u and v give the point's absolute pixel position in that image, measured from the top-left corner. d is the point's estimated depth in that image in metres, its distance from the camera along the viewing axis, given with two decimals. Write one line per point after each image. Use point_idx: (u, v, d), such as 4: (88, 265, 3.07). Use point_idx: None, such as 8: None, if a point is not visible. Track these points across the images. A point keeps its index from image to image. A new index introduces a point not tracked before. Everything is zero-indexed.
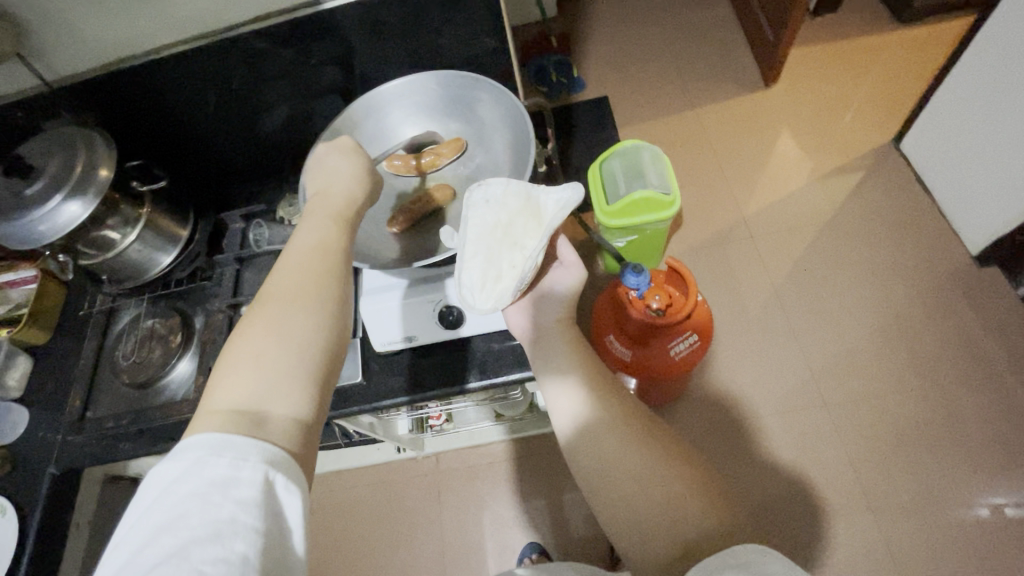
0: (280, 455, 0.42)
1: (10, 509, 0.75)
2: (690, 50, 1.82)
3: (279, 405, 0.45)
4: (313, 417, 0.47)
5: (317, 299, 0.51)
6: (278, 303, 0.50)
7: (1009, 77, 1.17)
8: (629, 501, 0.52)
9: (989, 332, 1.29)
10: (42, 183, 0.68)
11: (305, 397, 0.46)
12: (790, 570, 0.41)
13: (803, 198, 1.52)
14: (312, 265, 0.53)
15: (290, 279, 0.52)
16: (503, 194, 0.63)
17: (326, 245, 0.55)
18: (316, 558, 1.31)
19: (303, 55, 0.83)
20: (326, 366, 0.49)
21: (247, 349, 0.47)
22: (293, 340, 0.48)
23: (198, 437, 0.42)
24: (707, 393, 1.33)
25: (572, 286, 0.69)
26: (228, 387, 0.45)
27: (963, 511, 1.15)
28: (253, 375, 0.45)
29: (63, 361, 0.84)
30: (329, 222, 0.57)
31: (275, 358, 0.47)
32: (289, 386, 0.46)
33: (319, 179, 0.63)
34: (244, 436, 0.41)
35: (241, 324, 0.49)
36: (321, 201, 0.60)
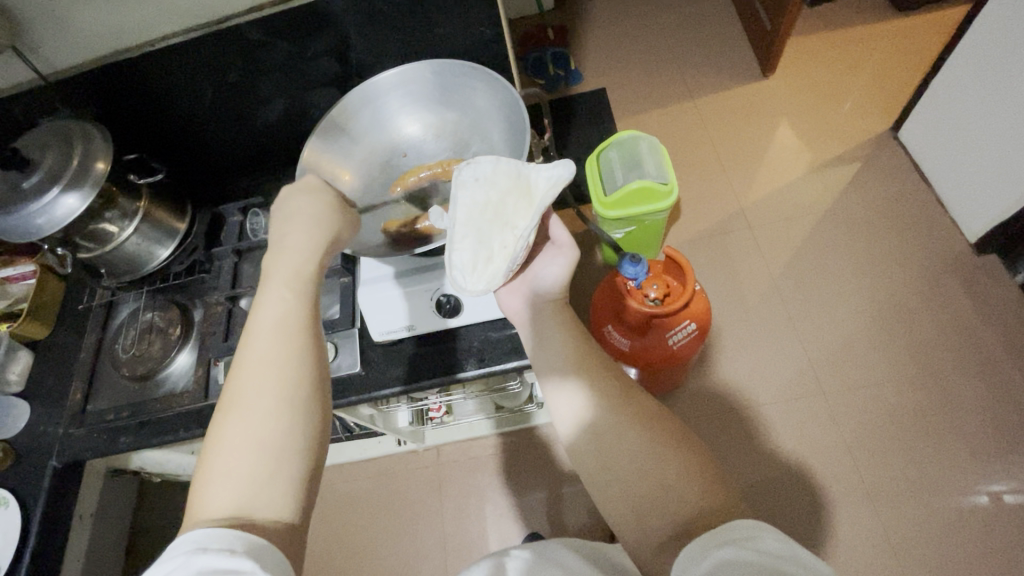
0: (266, 551, 0.43)
1: (13, 501, 0.75)
2: (687, 40, 1.81)
3: (263, 508, 0.46)
4: (298, 514, 0.48)
5: (287, 386, 0.50)
6: (248, 397, 0.50)
7: (1008, 63, 1.17)
8: (625, 486, 0.53)
9: (988, 320, 1.29)
10: (40, 176, 0.68)
11: (288, 497, 0.47)
12: (785, 545, 0.41)
13: (801, 188, 1.52)
14: (278, 346, 0.52)
15: (257, 366, 0.51)
16: (492, 172, 0.62)
17: (289, 321, 0.54)
18: (318, 552, 1.32)
19: (299, 46, 0.83)
20: (307, 454, 0.50)
21: (225, 454, 0.47)
22: (268, 437, 0.48)
23: (190, 533, 0.43)
24: (707, 384, 1.34)
25: (566, 265, 0.68)
26: (210, 500, 0.46)
27: (962, 498, 1.15)
28: (233, 483, 0.46)
29: (63, 355, 0.84)
30: (291, 293, 0.56)
31: (253, 461, 0.47)
32: (270, 491, 0.47)
33: (276, 228, 0.61)
34: (229, 540, 0.42)
35: (216, 424, 0.49)
36: (280, 264, 0.58)
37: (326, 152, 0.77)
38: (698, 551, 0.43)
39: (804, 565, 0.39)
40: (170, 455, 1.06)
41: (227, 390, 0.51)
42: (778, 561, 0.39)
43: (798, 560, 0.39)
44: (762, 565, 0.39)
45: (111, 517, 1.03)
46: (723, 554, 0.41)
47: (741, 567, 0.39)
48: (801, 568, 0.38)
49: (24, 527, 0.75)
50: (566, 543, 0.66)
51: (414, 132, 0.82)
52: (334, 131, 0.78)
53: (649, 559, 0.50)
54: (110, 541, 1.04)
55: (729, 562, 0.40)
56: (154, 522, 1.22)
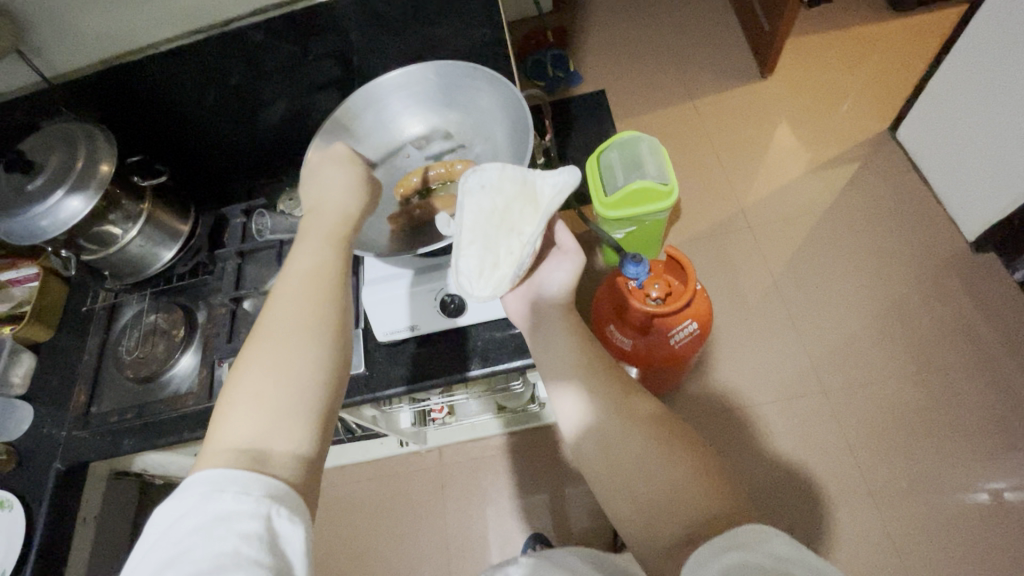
0: (283, 491, 0.43)
1: (18, 503, 0.75)
2: (686, 42, 1.82)
3: (281, 442, 0.46)
4: (316, 450, 0.48)
5: (314, 329, 0.51)
6: (276, 334, 0.50)
7: (1005, 63, 1.17)
8: (630, 486, 0.53)
9: (987, 318, 1.30)
10: (44, 179, 0.68)
11: (307, 432, 0.47)
12: (794, 549, 0.41)
13: (801, 188, 1.52)
14: (308, 289, 0.53)
15: (288, 309, 0.52)
16: (498, 178, 0.62)
17: (319, 267, 0.55)
18: (321, 553, 1.32)
19: (301, 50, 0.84)
20: (327, 398, 0.50)
21: (246, 386, 0.48)
22: (292, 376, 0.48)
23: (204, 473, 0.43)
24: (708, 384, 1.34)
25: (571, 270, 0.68)
26: (231, 426, 0.46)
27: (964, 496, 1.15)
28: (255, 415, 0.46)
29: (67, 357, 0.85)
30: (324, 240, 0.57)
31: (277, 395, 0.47)
32: (290, 423, 0.47)
33: (310, 191, 0.62)
34: (247, 477, 0.43)
35: (242, 356, 0.50)
36: (313, 217, 0.59)
37: None
38: (705, 554, 0.43)
39: (811, 567, 0.39)
40: (173, 457, 1.06)
41: (258, 326, 0.51)
42: (785, 565, 0.39)
43: (805, 562, 0.39)
44: (769, 568, 0.39)
45: (114, 520, 1.03)
46: (732, 558, 0.41)
47: (748, 569, 0.39)
48: (808, 570, 0.38)
49: (29, 529, 0.75)
50: (572, 550, 0.66)
51: (416, 132, 0.82)
52: (337, 132, 0.78)
53: (654, 558, 0.50)
54: (113, 543, 1.04)
55: (739, 565, 0.40)
56: None
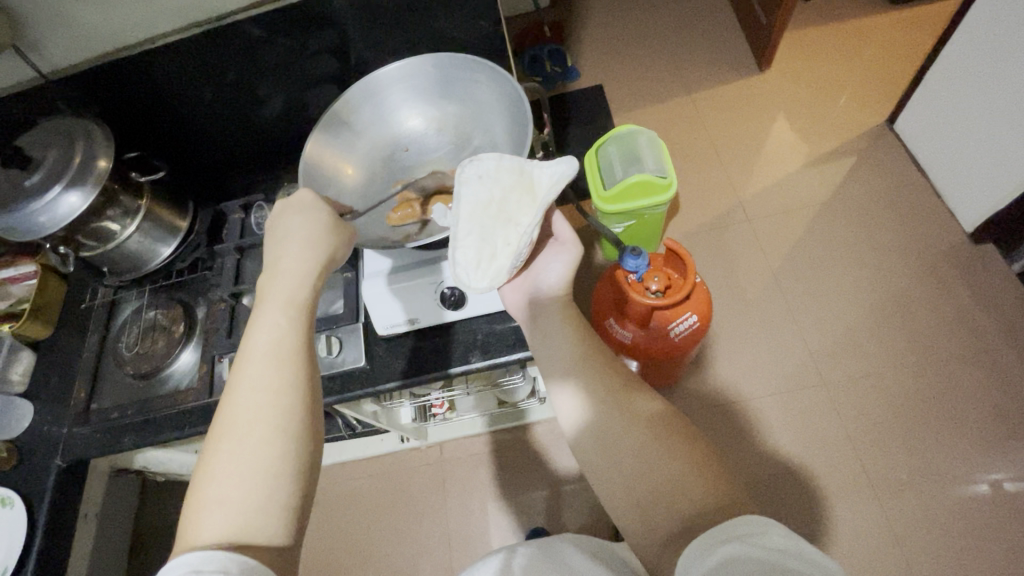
0: (261, 571, 0.44)
1: (18, 500, 0.75)
2: (684, 36, 1.82)
3: (256, 532, 0.46)
4: (290, 540, 0.48)
5: (280, 414, 0.51)
6: (241, 424, 0.50)
7: (1004, 53, 1.17)
8: (628, 480, 0.53)
9: (986, 310, 1.30)
10: (42, 175, 0.68)
11: (281, 525, 0.48)
12: (791, 541, 0.41)
13: (799, 181, 1.52)
14: (271, 373, 0.52)
15: (252, 392, 0.51)
16: (495, 169, 0.62)
17: (281, 346, 0.54)
18: (322, 550, 1.32)
19: (298, 44, 0.83)
20: (300, 481, 0.50)
21: (215, 481, 0.48)
22: (262, 464, 0.48)
23: (182, 557, 0.44)
24: (707, 377, 1.34)
25: (568, 262, 0.69)
26: (203, 523, 0.46)
27: (963, 487, 1.16)
28: (226, 509, 0.47)
29: (67, 353, 0.84)
30: (284, 316, 0.56)
31: (248, 487, 0.48)
32: (264, 518, 0.47)
33: (271, 251, 0.61)
34: (223, 564, 0.43)
35: (209, 450, 0.50)
36: (272, 288, 0.58)
37: (329, 146, 0.78)
38: (702, 547, 0.43)
39: (810, 560, 0.39)
40: (173, 455, 1.05)
41: (221, 416, 0.51)
42: (783, 558, 0.39)
43: (803, 556, 0.40)
44: (767, 561, 0.39)
45: (115, 518, 1.03)
46: (729, 549, 0.42)
47: (747, 563, 0.40)
48: (808, 566, 0.39)
49: (31, 526, 0.75)
50: (571, 541, 0.66)
51: (415, 125, 0.82)
52: (336, 125, 0.78)
53: (654, 549, 0.50)
54: (114, 541, 1.03)
55: (735, 558, 0.41)
56: (157, 524, 1.21)
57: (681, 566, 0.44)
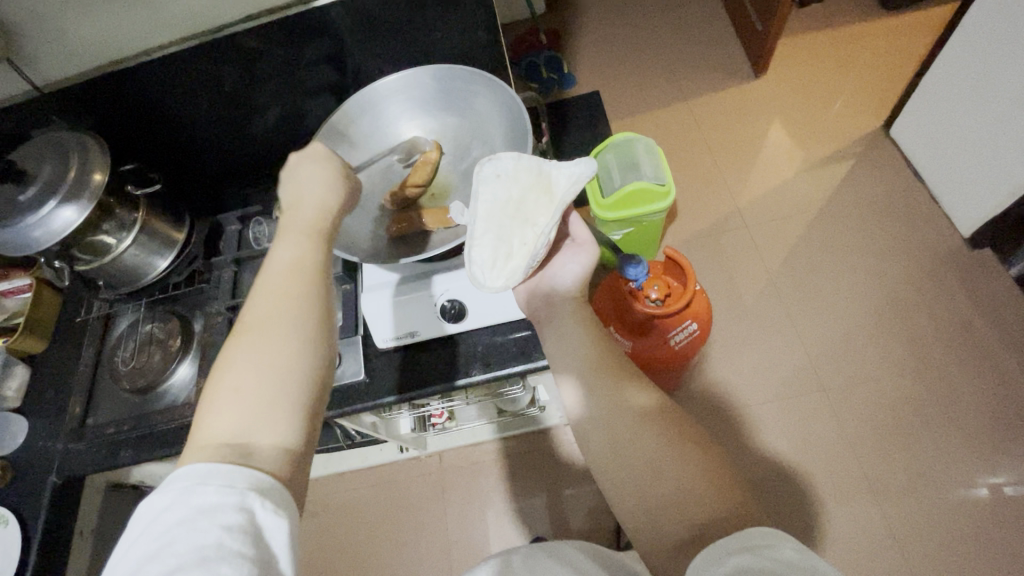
0: (268, 484, 0.42)
1: (13, 518, 0.74)
2: (680, 43, 1.82)
3: (265, 433, 0.44)
4: (302, 443, 0.46)
5: (297, 319, 0.49)
6: (256, 326, 0.48)
7: (999, 58, 1.18)
8: (630, 489, 0.52)
9: (983, 313, 1.31)
10: (36, 189, 0.67)
11: (293, 423, 0.46)
12: (804, 555, 0.40)
13: (796, 186, 1.53)
14: (288, 282, 0.51)
15: (268, 301, 0.50)
16: (514, 168, 0.62)
17: (301, 258, 0.53)
18: (321, 561, 1.31)
19: (296, 53, 0.83)
20: (313, 387, 0.48)
21: (226, 379, 0.46)
22: (276, 363, 0.47)
23: (187, 468, 0.42)
24: (707, 382, 1.34)
25: (585, 263, 0.68)
26: (214, 419, 0.45)
27: (964, 491, 1.16)
28: (237, 406, 0.45)
29: (62, 369, 0.83)
30: (305, 231, 0.55)
31: (261, 385, 0.46)
32: (277, 414, 0.45)
33: (289, 176, 0.60)
34: (230, 473, 0.41)
35: (224, 348, 0.48)
36: (293, 207, 0.57)
37: None
38: (712, 557, 0.43)
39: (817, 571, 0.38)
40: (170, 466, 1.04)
41: (239, 319, 0.49)
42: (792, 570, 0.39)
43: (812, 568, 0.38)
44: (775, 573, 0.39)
45: (112, 533, 1.02)
46: (737, 561, 0.41)
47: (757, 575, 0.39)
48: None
49: (25, 543, 0.74)
50: (576, 545, 0.65)
51: (414, 137, 0.82)
52: (334, 137, 0.78)
53: (659, 560, 0.50)
54: None
55: (744, 570, 0.40)
56: None
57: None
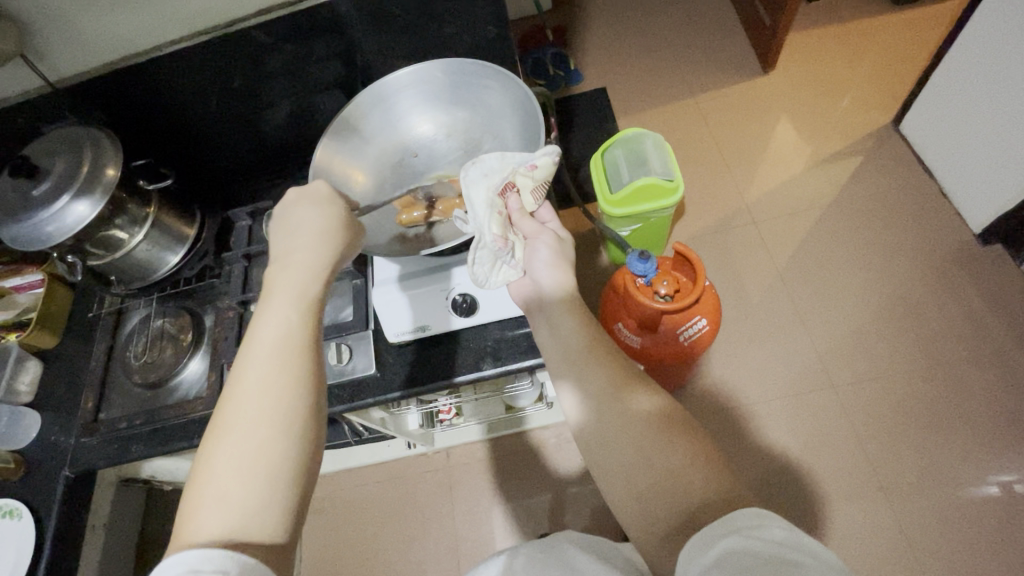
0: (259, 571, 0.42)
1: (26, 512, 0.74)
2: (687, 38, 1.82)
3: (255, 532, 0.45)
4: (288, 535, 0.47)
5: (283, 411, 0.48)
6: (243, 421, 0.48)
7: (1009, 54, 1.17)
8: (632, 477, 0.52)
9: (994, 309, 1.30)
10: (50, 184, 0.68)
11: (281, 521, 0.46)
12: (792, 534, 0.40)
13: (804, 182, 1.52)
14: (276, 371, 0.50)
15: (257, 390, 0.49)
16: (498, 168, 0.65)
17: (289, 339, 0.52)
18: (329, 557, 1.31)
19: (305, 50, 0.84)
20: (301, 481, 0.48)
21: (214, 481, 0.46)
22: (263, 460, 0.46)
23: (177, 556, 0.42)
24: (715, 379, 1.34)
25: (552, 246, 0.68)
26: (200, 521, 0.44)
27: (973, 489, 1.15)
28: (224, 508, 0.45)
29: (75, 364, 0.84)
30: (294, 311, 0.54)
31: (249, 484, 0.46)
32: (263, 517, 0.45)
33: (282, 242, 0.59)
34: (222, 562, 0.41)
35: (207, 445, 0.47)
36: (285, 277, 0.56)
37: (337, 153, 0.78)
38: (702, 541, 0.42)
39: (808, 551, 0.38)
40: (180, 462, 1.05)
41: (222, 409, 0.49)
42: (781, 550, 0.38)
43: (803, 548, 0.39)
44: (766, 554, 0.38)
45: (123, 528, 1.02)
46: (726, 544, 0.41)
47: (744, 559, 0.39)
48: (809, 557, 0.38)
49: (39, 537, 0.74)
50: (575, 540, 0.65)
51: (426, 130, 0.82)
52: (345, 132, 0.79)
53: (656, 549, 0.49)
54: (122, 551, 1.03)
55: (734, 552, 0.40)
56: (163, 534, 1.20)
57: (681, 561, 0.43)
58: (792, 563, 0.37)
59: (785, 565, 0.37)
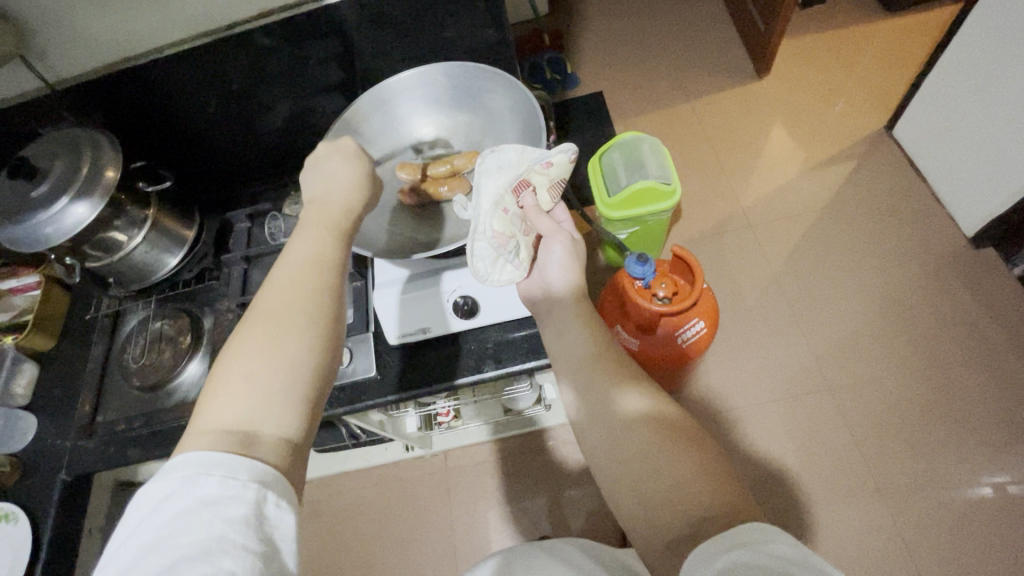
0: (272, 476, 0.41)
1: (23, 516, 0.74)
2: (683, 43, 1.83)
3: (273, 422, 0.44)
4: (304, 433, 0.46)
5: (309, 313, 0.49)
6: (270, 317, 0.48)
7: (1001, 61, 1.19)
8: (633, 480, 0.52)
9: (987, 312, 1.31)
10: (49, 185, 0.67)
11: (299, 417, 0.45)
12: (797, 550, 0.40)
13: (799, 186, 1.53)
14: (304, 280, 0.51)
15: (285, 294, 0.50)
16: (513, 161, 0.67)
17: (320, 258, 0.53)
18: (326, 561, 1.30)
19: (301, 51, 0.84)
20: (320, 382, 0.48)
21: (236, 369, 0.45)
22: (286, 353, 0.46)
23: (189, 455, 0.41)
24: (712, 382, 1.35)
25: (566, 250, 0.68)
26: (220, 407, 0.44)
27: (968, 490, 1.16)
28: (245, 395, 0.44)
29: (72, 366, 0.84)
30: (327, 234, 0.56)
31: (271, 375, 0.45)
32: (282, 406, 0.45)
33: (314, 184, 0.61)
34: (234, 462, 0.40)
35: (231, 338, 0.47)
36: (316, 209, 0.58)
37: None
38: (707, 552, 0.42)
39: (813, 566, 0.38)
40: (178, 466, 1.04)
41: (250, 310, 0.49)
42: (786, 565, 0.38)
43: (808, 564, 0.38)
44: (771, 567, 0.38)
45: None
46: (730, 557, 0.41)
47: (749, 570, 0.39)
48: (813, 571, 0.38)
49: (35, 541, 0.73)
50: (576, 544, 0.65)
51: (427, 133, 0.82)
52: (346, 134, 0.78)
53: (656, 554, 0.49)
54: None
55: (740, 564, 0.40)
56: None
57: (684, 571, 0.43)
58: None
59: None
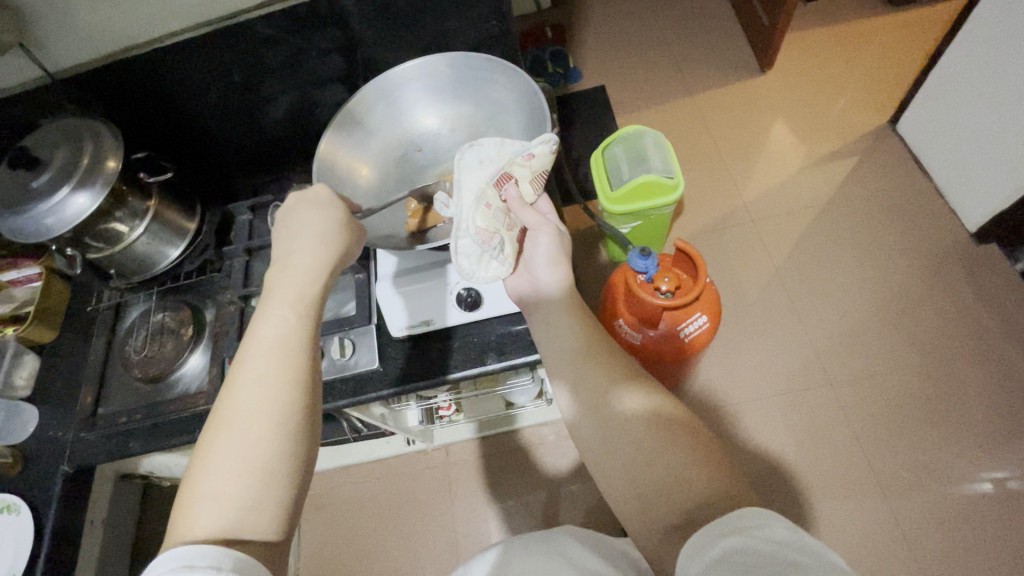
0: (252, 567, 0.43)
1: (25, 507, 0.74)
2: (686, 37, 1.82)
3: (250, 530, 0.45)
4: (282, 532, 0.48)
5: (278, 412, 0.49)
6: (239, 420, 0.48)
7: (1004, 56, 1.18)
8: (633, 474, 0.52)
9: (988, 308, 1.31)
10: (49, 175, 0.67)
11: (275, 520, 0.47)
12: (794, 534, 0.40)
13: (801, 181, 1.53)
14: (272, 372, 0.50)
15: (252, 393, 0.49)
16: (493, 155, 0.65)
17: (288, 342, 0.52)
18: (327, 554, 1.30)
19: (305, 43, 0.84)
20: (294, 482, 0.49)
21: (210, 479, 0.46)
22: (257, 460, 0.47)
23: (170, 554, 0.42)
24: (713, 377, 1.34)
25: (552, 242, 0.67)
26: (195, 518, 0.45)
27: (967, 486, 1.16)
28: (219, 506, 0.45)
29: (73, 358, 0.83)
30: (292, 311, 0.54)
31: (244, 483, 0.46)
32: (258, 513, 0.46)
33: (281, 241, 0.59)
34: (216, 556, 0.42)
35: (203, 441, 0.48)
36: (286, 276, 0.56)
37: (342, 145, 0.77)
38: (703, 539, 0.43)
39: (808, 549, 0.38)
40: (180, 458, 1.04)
41: (218, 411, 0.49)
42: (783, 549, 0.38)
43: (805, 546, 0.38)
44: (768, 553, 0.38)
45: (121, 524, 1.02)
46: (726, 544, 0.41)
47: (746, 559, 0.39)
48: (812, 557, 0.38)
49: (37, 531, 0.73)
50: (574, 534, 0.65)
51: (430, 124, 0.82)
52: (350, 124, 0.78)
53: (657, 546, 0.50)
54: (119, 548, 1.02)
55: (738, 551, 0.40)
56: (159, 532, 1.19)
57: (682, 559, 0.43)
58: (794, 563, 0.37)
59: (788, 564, 0.37)
